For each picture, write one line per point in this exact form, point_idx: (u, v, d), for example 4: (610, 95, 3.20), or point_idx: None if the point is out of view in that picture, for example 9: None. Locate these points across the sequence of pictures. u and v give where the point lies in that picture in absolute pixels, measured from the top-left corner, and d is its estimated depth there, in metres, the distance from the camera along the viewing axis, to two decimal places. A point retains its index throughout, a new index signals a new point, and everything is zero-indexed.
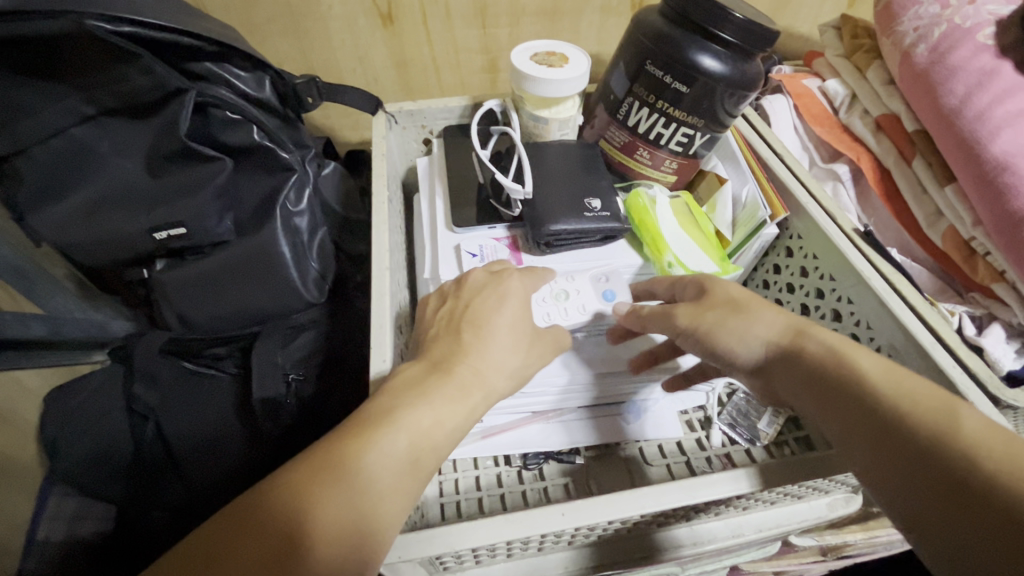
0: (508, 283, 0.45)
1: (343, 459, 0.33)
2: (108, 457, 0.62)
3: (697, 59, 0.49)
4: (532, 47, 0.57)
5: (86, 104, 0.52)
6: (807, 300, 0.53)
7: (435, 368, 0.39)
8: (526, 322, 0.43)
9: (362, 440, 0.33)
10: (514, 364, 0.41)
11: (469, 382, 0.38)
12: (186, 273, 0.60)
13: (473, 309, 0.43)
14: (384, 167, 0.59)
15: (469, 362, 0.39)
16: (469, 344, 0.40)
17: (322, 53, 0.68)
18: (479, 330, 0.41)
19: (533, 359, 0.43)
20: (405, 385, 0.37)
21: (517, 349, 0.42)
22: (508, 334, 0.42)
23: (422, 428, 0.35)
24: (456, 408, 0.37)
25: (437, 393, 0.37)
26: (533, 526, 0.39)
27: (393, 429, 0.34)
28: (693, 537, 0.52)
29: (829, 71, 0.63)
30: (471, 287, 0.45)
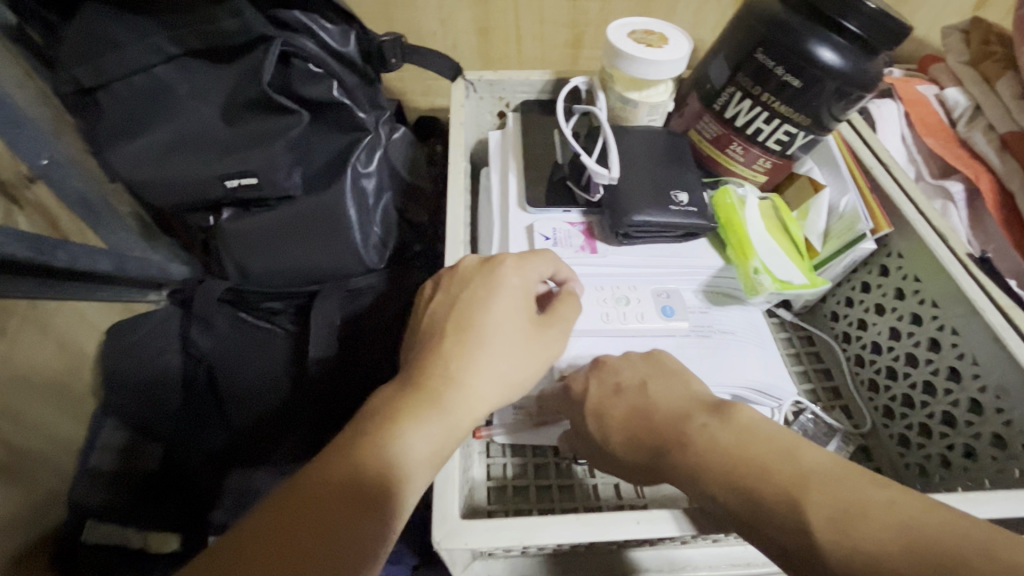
0: (500, 277, 0.39)
1: (332, 473, 0.30)
2: (163, 396, 0.64)
3: (815, 51, 0.45)
4: (630, 24, 0.54)
5: (173, 43, 0.51)
6: (899, 325, 0.49)
7: (417, 376, 0.35)
8: (519, 317, 0.39)
9: (352, 451, 0.31)
10: (506, 365, 0.37)
11: (451, 392, 0.34)
12: (249, 224, 0.60)
13: (458, 314, 0.38)
14: (461, 136, 0.57)
15: (451, 371, 0.35)
16: (450, 350, 0.36)
17: (405, 12, 0.66)
18: (462, 333, 0.37)
19: (533, 353, 0.38)
20: (384, 406, 0.34)
21: (509, 353, 0.37)
22: (501, 339, 0.37)
23: (403, 443, 0.32)
24: (442, 421, 0.34)
25: (414, 409, 0.33)
26: (606, 532, 0.36)
27: (376, 443, 0.32)
28: (667, 561, 0.48)
29: (949, 78, 0.58)
30: (462, 281, 0.40)
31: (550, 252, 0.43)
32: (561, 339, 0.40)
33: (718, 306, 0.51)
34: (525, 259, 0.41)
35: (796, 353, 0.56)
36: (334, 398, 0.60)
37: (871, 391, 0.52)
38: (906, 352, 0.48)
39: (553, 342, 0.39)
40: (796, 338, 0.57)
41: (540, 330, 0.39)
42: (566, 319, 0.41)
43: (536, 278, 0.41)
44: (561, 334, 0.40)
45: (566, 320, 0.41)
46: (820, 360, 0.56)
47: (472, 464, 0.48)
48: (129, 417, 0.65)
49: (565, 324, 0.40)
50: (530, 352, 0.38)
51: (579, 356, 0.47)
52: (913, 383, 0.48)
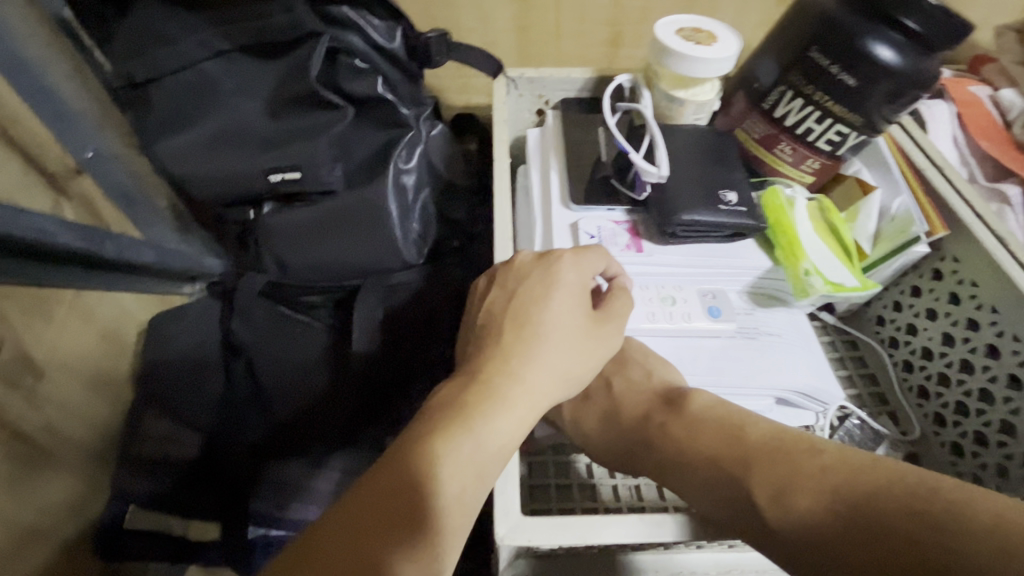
0: (559, 273, 0.39)
1: (409, 473, 0.30)
2: (203, 386, 0.65)
3: (872, 49, 0.44)
4: (677, 21, 0.53)
5: (222, 39, 0.52)
6: (953, 331, 0.48)
7: (479, 372, 0.35)
8: (576, 314, 0.38)
9: (426, 450, 0.31)
10: (566, 361, 0.37)
11: (516, 389, 0.34)
12: (292, 220, 0.60)
13: (517, 309, 0.38)
14: (504, 133, 0.57)
15: (514, 368, 0.35)
16: (510, 345, 0.36)
17: (446, 9, 0.66)
18: (520, 329, 0.37)
19: (590, 350, 0.38)
20: (445, 403, 0.34)
21: (568, 348, 0.37)
22: (560, 335, 0.37)
23: (475, 441, 0.32)
24: (509, 417, 0.34)
25: (481, 406, 0.33)
26: (666, 532, 0.37)
27: (449, 441, 0.31)
28: (667, 567, 0.46)
29: (1004, 79, 0.56)
30: (518, 276, 0.39)
31: (601, 248, 0.42)
32: (616, 335, 0.40)
33: (763, 307, 0.50)
34: (581, 255, 0.40)
35: (839, 358, 0.56)
36: (377, 390, 0.61)
37: (921, 399, 0.51)
38: (961, 358, 0.47)
39: (609, 338, 0.39)
40: (839, 342, 0.57)
41: (598, 326, 0.39)
42: (622, 315, 0.40)
43: (591, 274, 0.40)
44: (616, 330, 0.40)
45: (622, 316, 0.41)
46: (866, 366, 0.55)
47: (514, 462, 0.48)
48: (165, 406, 0.65)
49: (620, 319, 0.40)
50: (587, 348, 0.38)
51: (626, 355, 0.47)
52: (967, 391, 0.47)
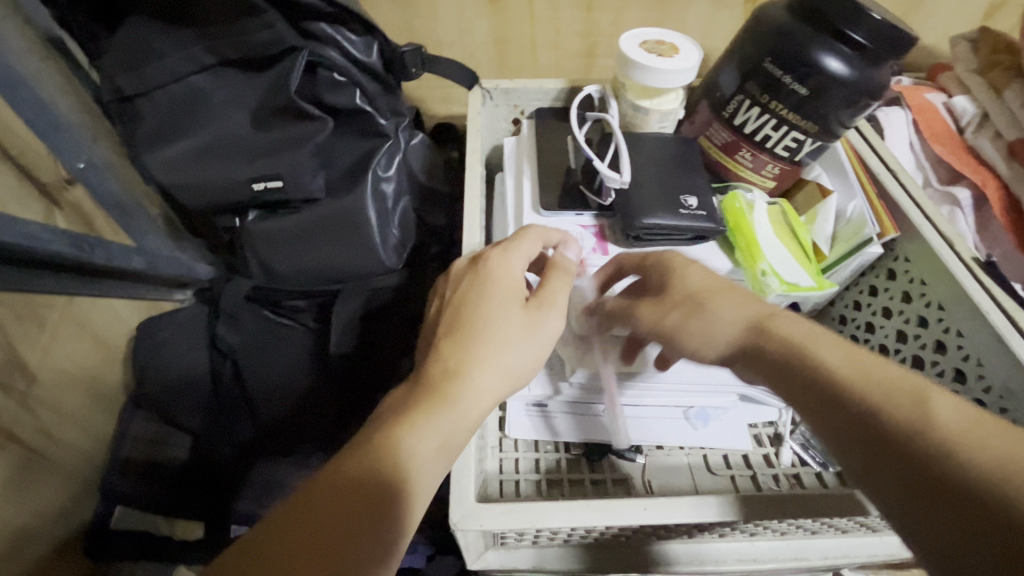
0: (491, 271, 0.42)
1: (373, 466, 0.33)
2: (188, 390, 0.67)
3: (822, 61, 0.46)
4: (642, 34, 0.56)
5: (207, 54, 0.54)
6: (906, 328, 0.50)
7: (422, 373, 0.38)
8: (512, 311, 0.41)
9: (370, 447, 0.33)
10: (505, 348, 0.39)
11: (456, 381, 0.37)
12: (275, 227, 0.62)
13: (455, 309, 0.41)
14: (477, 142, 0.59)
15: (453, 360, 0.38)
16: (448, 342, 0.39)
17: (425, 23, 0.68)
18: (458, 332, 0.40)
19: (531, 344, 0.41)
20: (397, 405, 0.37)
21: (506, 337, 0.40)
22: (497, 326, 0.40)
23: (418, 433, 0.34)
24: (449, 406, 0.36)
25: (423, 404, 0.36)
26: (615, 517, 0.38)
27: (391, 437, 0.34)
28: (696, 556, 0.49)
29: (957, 86, 0.59)
30: (456, 283, 0.43)
31: (535, 231, 0.46)
32: (555, 319, 0.42)
33: None
34: (510, 250, 0.44)
35: None
36: (358, 387, 0.63)
37: None
38: (914, 354, 0.50)
39: (547, 322, 0.42)
40: None
41: (535, 315, 0.42)
42: (561, 304, 0.43)
43: (524, 267, 0.44)
44: (556, 314, 0.42)
45: (561, 305, 0.43)
46: None
47: (486, 458, 0.50)
48: (155, 409, 0.68)
49: (557, 302, 0.43)
50: (525, 333, 0.40)
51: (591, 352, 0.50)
52: None
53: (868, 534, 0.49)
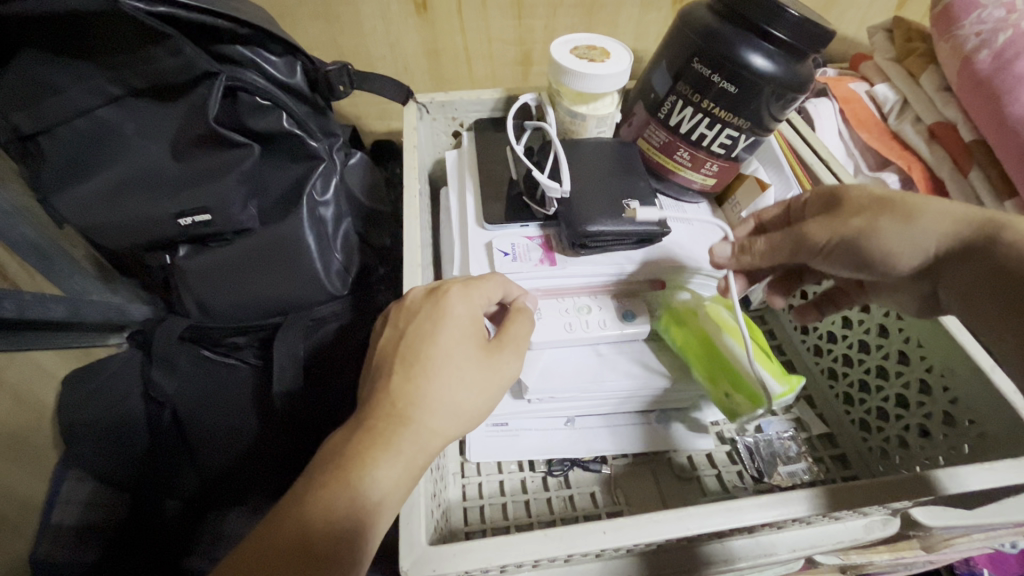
0: (446, 307, 0.41)
1: (300, 521, 0.32)
2: (121, 443, 0.63)
3: (748, 58, 0.47)
4: (572, 40, 0.55)
5: (113, 84, 0.50)
6: (851, 314, 0.54)
7: (367, 418, 0.36)
8: (468, 343, 0.40)
9: (301, 508, 0.32)
10: (460, 393, 0.38)
11: (403, 431, 0.36)
12: (208, 260, 0.59)
13: (406, 347, 0.39)
14: (415, 159, 0.57)
15: (404, 410, 0.36)
16: (401, 385, 0.37)
17: (354, 39, 0.66)
18: (410, 368, 0.38)
19: (487, 378, 0.39)
20: (336, 449, 0.35)
21: (462, 379, 0.38)
22: (454, 368, 0.38)
23: (356, 490, 0.33)
24: (392, 462, 0.35)
25: (362, 453, 0.34)
26: (573, 543, 0.36)
27: (327, 491, 0.33)
28: (760, 549, 0.46)
29: (877, 74, 0.61)
30: (409, 314, 0.41)
31: (497, 275, 0.45)
32: (513, 361, 0.41)
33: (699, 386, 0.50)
34: (470, 286, 0.42)
35: None
36: (301, 428, 0.58)
37: (831, 379, 0.56)
38: (859, 339, 0.53)
39: (505, 365, 0.41)
40: None
41: (493, 355, 0.40)
42: (521, 344, 0.42)
43: (484, 302, 0.42)
44: (513, 355, 0.41)
45: (520, 346, 0.42)
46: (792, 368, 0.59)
47: (447, 486, 0.49)
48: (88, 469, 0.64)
49: (516, 343, 0.42)
50: (482, 377, 0.39)
51: (543, 368, 0.49)
52: (867, 369, 0.52)
53: (835, 521, 0.46)
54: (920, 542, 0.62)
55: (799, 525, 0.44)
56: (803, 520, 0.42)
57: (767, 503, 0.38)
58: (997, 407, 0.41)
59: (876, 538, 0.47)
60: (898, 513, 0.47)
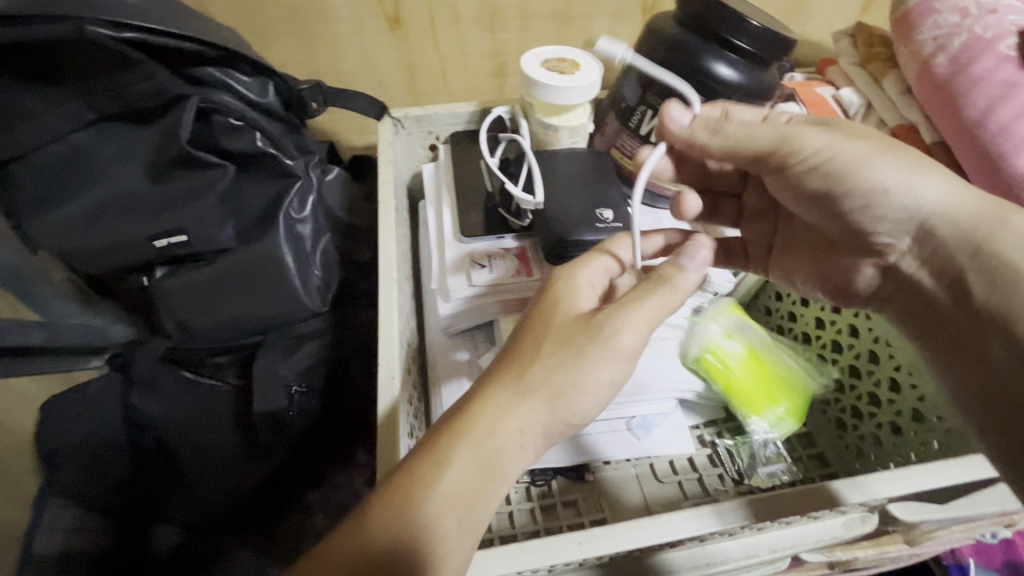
0: (580, 289, 0.37)
1: (389, 522, 0.31)
2: (103, 469, 0.62)
3: (713, 68, 0.48)
4: (543, 53, 0.56)
5: (86, 109, 0.50)
6: (823, 316, 0.55)
7: (460, 413, 0.34)
8: (566, 330, 0.36)
9: (387, 511, 0.32)
10: (547, 381, 0.34)
11: (497, 428, 0.33)
12: (185, 281, 0.58)
13: (545, 334, 0.36)
14: (390, 174, 0.58)
15: (478, 407, 0.34)
16: (482, 384, 0.35)
17: (329, 56, 0.67)
18: (515, 363, 0.35)
19: (589, 369, 0.35)
20: (428, 445, 0.33)
21: (545, 366, 0.34)
22: (534, 355, 0.35)
23: (443, 491, 0.32)
24: (467, 466, 0.33)
25: (450, 454, 0.33)
26: (550, 554, 0.37)
27: (414, 494, 0.32)
28: (697, 560, 0.47)
29: (843, 79, 0.62)
30: (567, 294, 0.37)
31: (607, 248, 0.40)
32: (625, 343, 0.35)
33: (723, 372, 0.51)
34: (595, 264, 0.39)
35: None
36: (282, 444, 0.60)
37: None
38: (831, 339, 0.54)
39: (612, 350, 0.35)
40: None
41: (581, 334, 0.35)
42: (631, 309, 0.35)
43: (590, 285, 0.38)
44: (629, 336, 0.35)
45: (641, 313, 0.35)
46: None
47: None
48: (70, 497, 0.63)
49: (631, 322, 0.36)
50: (586, 369, 0.35)
51: None
52: (840, 368, 0.53)
53: (814, 520, 0.47)
54: (902, 537, 0.63)
55: (777, 525, 0.45)
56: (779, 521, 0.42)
57: (741, 506, 0.39)
58: None
59: (856, 536, 0.48)
60: (877, 509, 0.47)
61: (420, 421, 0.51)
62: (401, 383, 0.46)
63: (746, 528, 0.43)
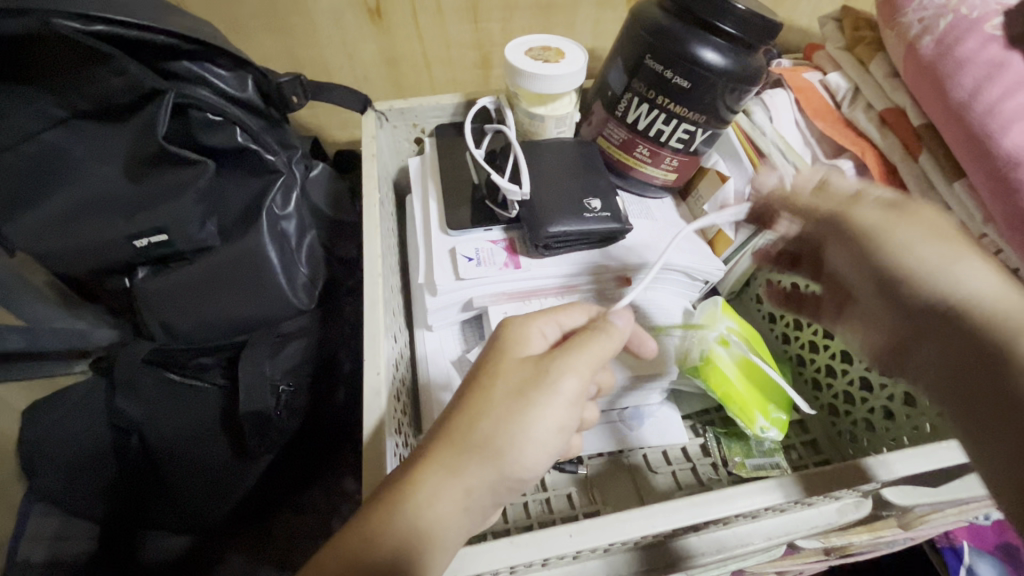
0: (534, 327, 0.38)
1: (354, 545, 0.32)
2: (88, 475, 0.61)
3: (699, 53, 0.47)
4: (527, 42, 0.55)
5: (58, 107, 0.49)
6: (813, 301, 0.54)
7: (427, 447, 0.34)
8: (523, 365, 0.36)
9: (352, 536, 0.32)
10: (491, 436, 0.33)
11: (463, 458, 0.33)
12: (169, 281, 0.57)
13: (492, 388, 0.35)
14: (374, 168, 0.57)
15: (421, 468, 0.33)
16: (448, 418, 0.35)
17: (310, 49, 0.66)
18: (474, 397, 0.35)
19: (542, 402, 0.34)
20: (397, 474, 0.34)
21: (491, 420, 0.34)
22: (493, 400, 0.34)
23: (407, 521, 0.32)
24: (407, 525, 0.32)
25: (413, 479, 0.33)
26: (539, 548, 0.36)
27: (377, 520, 0.32)
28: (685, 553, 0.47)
29: (830, 64, 0.62)
30: (525, 329, 0.38)
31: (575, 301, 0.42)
32: (578, 378, 0.35)
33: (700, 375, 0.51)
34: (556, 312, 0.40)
35: None
36: (273, 447, 0.59)
37: (799, 365, 0.57)
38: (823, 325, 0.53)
39: (566, 384, 0.34)
40: None
41: (540, 373, 0.35)
42: (574, 356, 0.35)
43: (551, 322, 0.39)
44: (578, 372, 0.35)
45: (584, 360, 0.35)
46: None
47: None
48: (55, 503, 0.62)
49: (584, 358, 0.35)
50: (543, 403, 0.34)
51: None
52: (833, 354, 0.53)
53: (809, 507, 0.46)
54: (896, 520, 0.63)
55: (772, 514, 0.45)
56: (774, 509, 0.42)
57: (734, 495, 0.38)
58: None
59: (850, 521, 0.48)
60: (871, 494, 0.47)
61: (409, 417, 0.51)
62: (386, 379, 0.44)
63: (741, 517, 0.43)
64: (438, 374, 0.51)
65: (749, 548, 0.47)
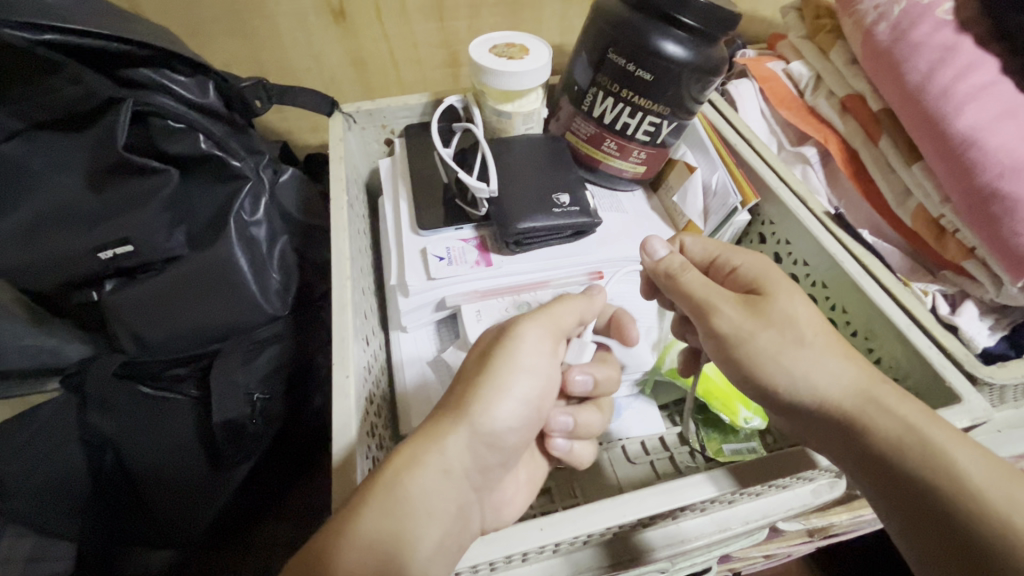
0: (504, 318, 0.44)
1: (354, 518, 0.32)
2: (58, 495, 0.59)
3: (660, 45, 0.47)
4: (491, 39, 0.55)
5: (11, 118, 0.47)
6: None
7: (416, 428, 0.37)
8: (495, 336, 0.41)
9: (352, 511, 0.32)
10: (464, 396, 0.37)
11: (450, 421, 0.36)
12: (137, 293, 0.56)
13: (461, 368, 0.40)
14: (342, 170, 0.56)
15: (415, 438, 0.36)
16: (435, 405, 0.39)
17: (274, 53, 0.65)
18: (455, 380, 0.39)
19: (516, 356, 0.38)
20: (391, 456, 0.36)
21: (463, 384, 0.38)
22: (469, 371, 0.39)
23: (404, 483, 0.33)
24: (398, 497, 0.33)
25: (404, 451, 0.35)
26: (512, 543, 0.36)
27: (377, 488, 0.33)
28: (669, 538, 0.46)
29: (793, 53, 0.63)
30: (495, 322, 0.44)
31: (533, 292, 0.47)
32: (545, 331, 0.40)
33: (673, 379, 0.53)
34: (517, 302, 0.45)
35: None
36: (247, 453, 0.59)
37: None
38: None
39: (534, 336, 0.39)
40: None
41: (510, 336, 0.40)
42: (536, 315, 0.41)
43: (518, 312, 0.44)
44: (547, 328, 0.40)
45: (545, 319, 0.41)
46: None
47: None
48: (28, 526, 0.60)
49: (548, 317, 0.41)
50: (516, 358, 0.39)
51: None
52: None
53: (784, 489, 0.47)
54: None
55: (747, 497, 0.45)
56: (748, 493, 0.43)
57: (707, 479, 0.38)
58: (919, 363, 0.43)
59: (825, 501, 0.48)
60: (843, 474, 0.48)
61: (385, 419, 0.50)
62: (356, 381, 0.44)
63: (717, 501, 0.43)
64: (415, 375, 0.51)
65: (728, 533, 0.47)
